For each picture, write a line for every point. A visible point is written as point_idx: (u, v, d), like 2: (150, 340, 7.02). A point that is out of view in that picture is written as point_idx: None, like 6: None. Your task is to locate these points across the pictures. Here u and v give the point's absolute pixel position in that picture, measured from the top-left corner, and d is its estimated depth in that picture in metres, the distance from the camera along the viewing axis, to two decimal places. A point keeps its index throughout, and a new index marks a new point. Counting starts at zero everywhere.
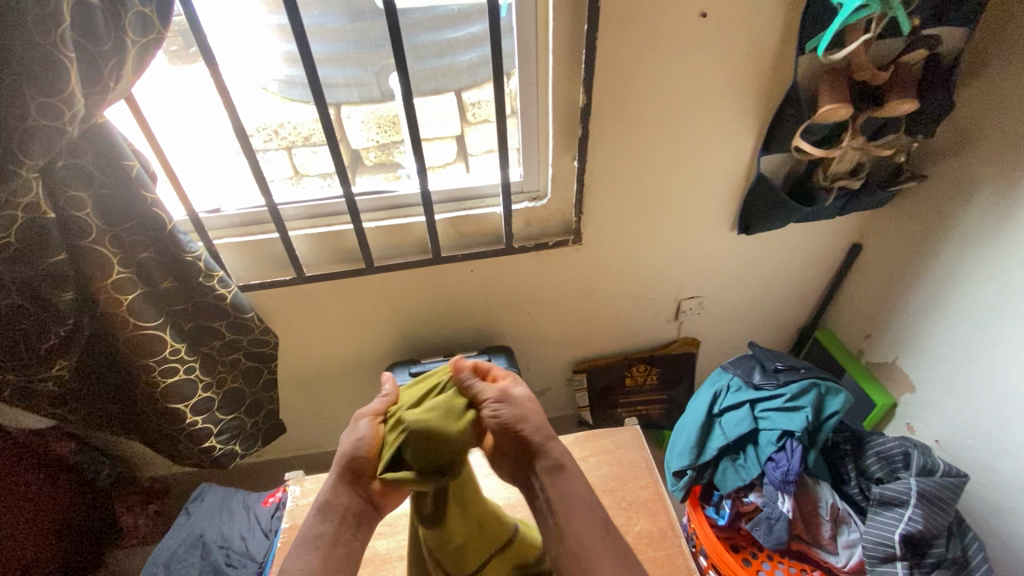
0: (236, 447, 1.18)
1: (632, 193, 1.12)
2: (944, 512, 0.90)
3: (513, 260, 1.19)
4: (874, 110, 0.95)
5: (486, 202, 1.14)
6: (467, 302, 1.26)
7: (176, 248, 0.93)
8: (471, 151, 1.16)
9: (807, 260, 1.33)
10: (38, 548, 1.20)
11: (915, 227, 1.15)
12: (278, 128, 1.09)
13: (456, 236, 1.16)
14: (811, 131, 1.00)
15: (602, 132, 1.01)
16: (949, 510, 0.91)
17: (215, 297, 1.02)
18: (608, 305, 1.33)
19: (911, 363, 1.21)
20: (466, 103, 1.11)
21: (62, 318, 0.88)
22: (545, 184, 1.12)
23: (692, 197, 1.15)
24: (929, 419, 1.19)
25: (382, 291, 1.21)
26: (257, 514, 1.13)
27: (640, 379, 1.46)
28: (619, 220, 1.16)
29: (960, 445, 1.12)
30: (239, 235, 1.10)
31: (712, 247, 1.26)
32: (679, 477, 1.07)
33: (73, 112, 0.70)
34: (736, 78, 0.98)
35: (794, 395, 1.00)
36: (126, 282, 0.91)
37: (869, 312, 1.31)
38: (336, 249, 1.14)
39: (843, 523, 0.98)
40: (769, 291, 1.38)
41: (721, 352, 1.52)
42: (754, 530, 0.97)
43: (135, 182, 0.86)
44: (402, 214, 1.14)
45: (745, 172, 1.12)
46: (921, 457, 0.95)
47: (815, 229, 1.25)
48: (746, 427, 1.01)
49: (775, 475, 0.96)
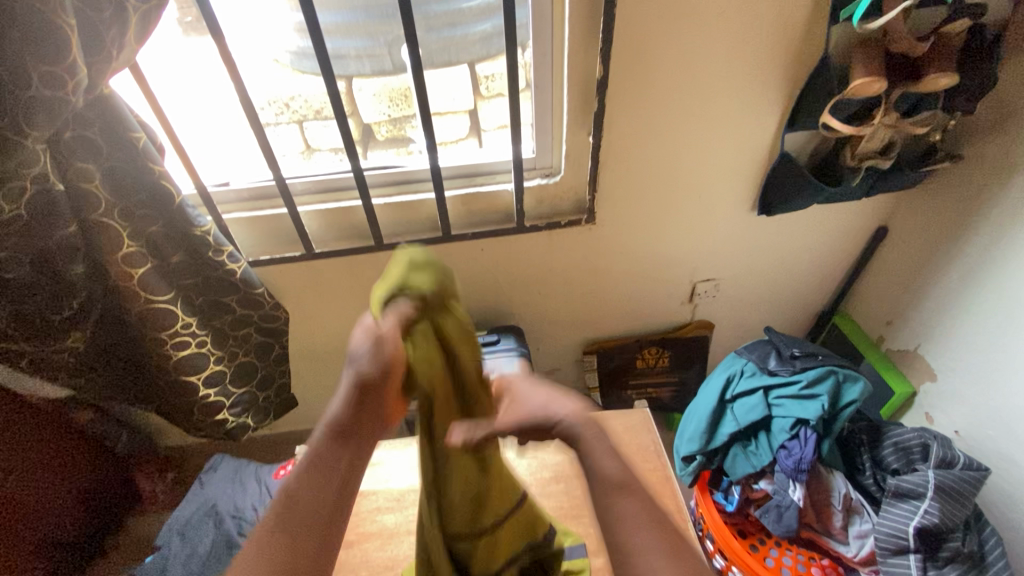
0: (248, 420, 1.20)
1: (648, 171, 1.08)
2: (962, 506, 0.88)
3: (525, 239, 1.17)
4: (909, 85, 0.90)
5: (498, 178, 1.11)
6: (477, 281, 1.25)
7: (186, 222, 0.93)
8: (484, 126, 1.13)
9: (830, 244, 1.28)
10: (62, 511, 1.26)
11: (947, 209, 1.10)
12: (289, 101, 1.07)
13: (466, 214, 1.14)
14: (841, 107, 0.94)
15: (619, 106, 0.97)
16: (968, 504, 0.88)
17: (226, 272, 1.01)
18: (621, 286, 1.31)
19: (934, 351, 1.18)
20: (479, 76, 1.08)
21: (74, 291, 0.89)
22: (558, 161, 1.09)
23: (710, 176, 1.11)
24: (949, 409, 1.15)
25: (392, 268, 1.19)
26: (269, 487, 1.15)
27: (652, 362, 1.44)
28: (633, 199, 1.12)
29: (981, 436, 1.09)
30: (248, 211, 1.09)
31: (730, 228, 1.22)
32: (687, 462, 1.06)
33: (76, 82, 0.69)
34: (763, 49, 0.93)
35: (810, 382, 0.97)
36: (136, 256, 0.91)
37: (893, 298, 1.27)
38: (346, 226, 1.13)
39: (856, 513, 0.96)
40: (789, 275, 1.34)
41: (736, 336, 1.49)
42: (763, 517, 0.96)
43: (143, 155, 0.85)
44: (413, 190, 1.11)
45: (768, 150, 1.07)
46: (940, 449, 0.93)
47: (839, 211, 1.21)
48: (759, 415, 0.98)
49: (788, 463, 0.94)
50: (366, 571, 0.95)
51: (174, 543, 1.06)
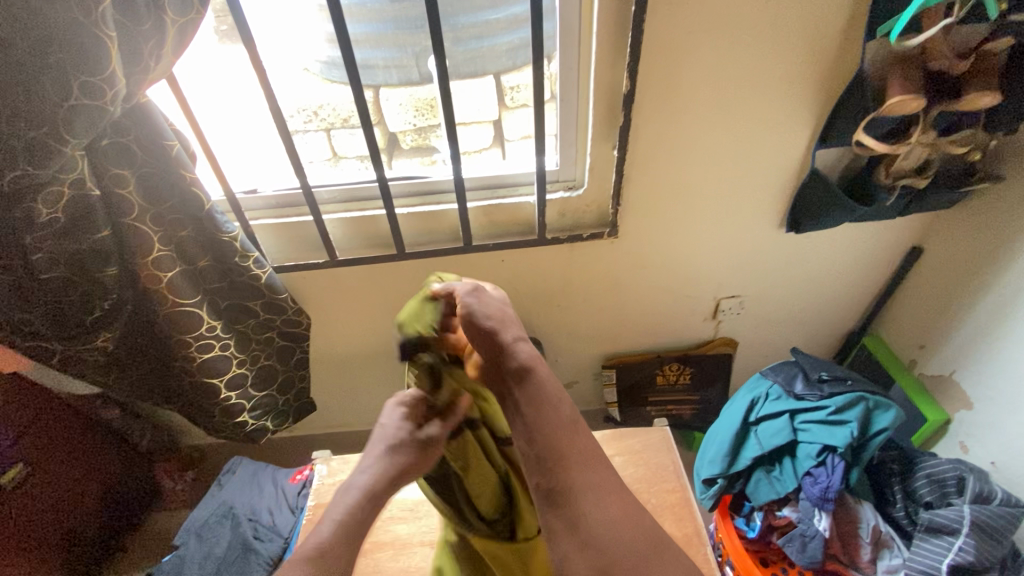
0: (268, 424, 1.22)
1: (672, 186, 1.07)
2: (998, 545, 0.84)
3: (546, 251, 1.16)
4: (949, 102, 0.87)
5: (521, 190, 1.11)
6: (497, 292, 1.25)
7: (214, 230, 0.95)
8: (509, 137, 1.13)
9: (860, 263, 1.24)
10: (86, 506, 1.29)
11: (987, 231, 1.06)
12: (318, 110, 1.09)
13: (487, 225, 1.14)
14: (875, 125, 0.92)
15: (645, 121, 0.97)
16: (1005, 542, 0.84)
17: (251, 277, 1.03)
18: (642, 300, 1.29)
19: (970, 378, 1.13)
20: (505, 87, 1.09)
21: (107, 293, 0.91)
22: (582, 174, 1.08)
23: (736, 192, 1.09)
24: (986, 439, 1.10)
25: (413, 277, 1.20)
26: (285, 490, 1.16)
27: (672, 378, 1.41)
28: (657, 213, 1.11)
29: (1020, 469, 1.03)
30: (275, 217, 1.10)
31: (756, 245, 1.19)
32: (709, 484, 1.03)
33: (114, 92, 0.71)
34: (795, 65, 0.91)
35: (839, 408, 0.93)
36: (165, 260, 0.93)
37: (926, 320, 1.22)
38: (369, 234, 1.14)
39: (885, 546, 0.92)
40: (816, 294, 1.31)
41: (760, 354, 1.45)
42: (786, 546, 0.92)
43: (176, 162, 0.87)
44: (435, 200, 1.12)
45: (798, 166, 1.05)
46: (976, 482, 0.88)
47: (870, 230, 1.17)
48: (785, 439, 0.95)
49: (813, 491, 0.90)
50: None
51: (191, 543, 1.07)
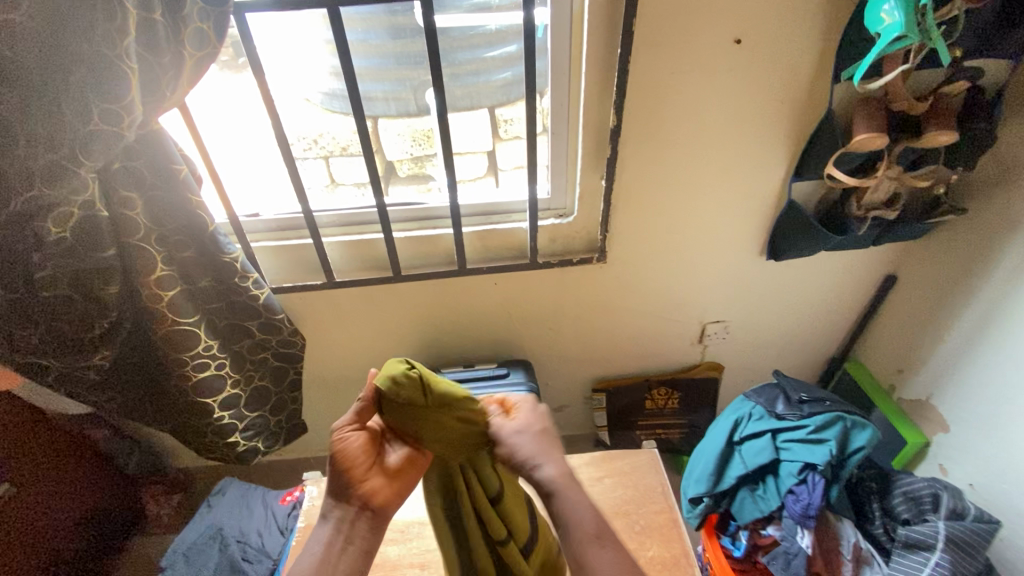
0: (259, 444, 1.23)
1: (656, 215, 1.12)
2: (973, 560, 0.85)
3: (537, 276, 1.20)
4: (912, 139, 0.93)
5: (513, 217, 1.16)
6: (490, 315, 1.28)
7: (216, 249, 0.98)
8: (502, 167, 1.19)
9: (838, 290, 1.30)
10: (69, 530, 1.27)
11: (955, 259, 1.12)
12: (317, 138, 1.14)
13: (481, 249, 1.18)
14: (844, 160, 0.98)
15: (631, 154, 1.02)
16: (978, 557, 0.86)
17: (249, 297, 1.06)
18: (630, 324, 1.33)
19: (945, 401, 1.17)
20: (499, 120, 1.14)
21: (106, 310, 0.92)
22: (572, 202, 1.13)
23: (718, 223, 1.15)
24: (963, 461, 1.13)
25: (407, 298, 1.23)
26: (275, 512, 1.16)
27: (660, 402, 1.45)
28: (643, 242, 1.16)
29: (996, 490, 1.06)
30: (275, 239, 1.14)
31: (738, 272, 1.24)
32: (695, 503, 1.00)
33: (131, 118, 0.75)
34: (769, 104, 0.98)
35: (819, 427, 0.91)
36: (168, 280, 0.95)
37: (902, 345, 1.28)
38: (366, 256, 1.18)
39: (866, 563, 0.90)
40: (798, 320, 1.35)
41: (746, 379, 1.49)
42: (771, 564, 0.92)
43: (183, 185, 0.91)
44: (432, 225, 1.16)
45: (775, 199, 1.11)
46: (951, 499, 0.90)
47: (845, 259, 1.23)
48: (768, 458, 0.93)
49: (796, 509, 0.89)
50: None
51: (178, 566, 1.06)
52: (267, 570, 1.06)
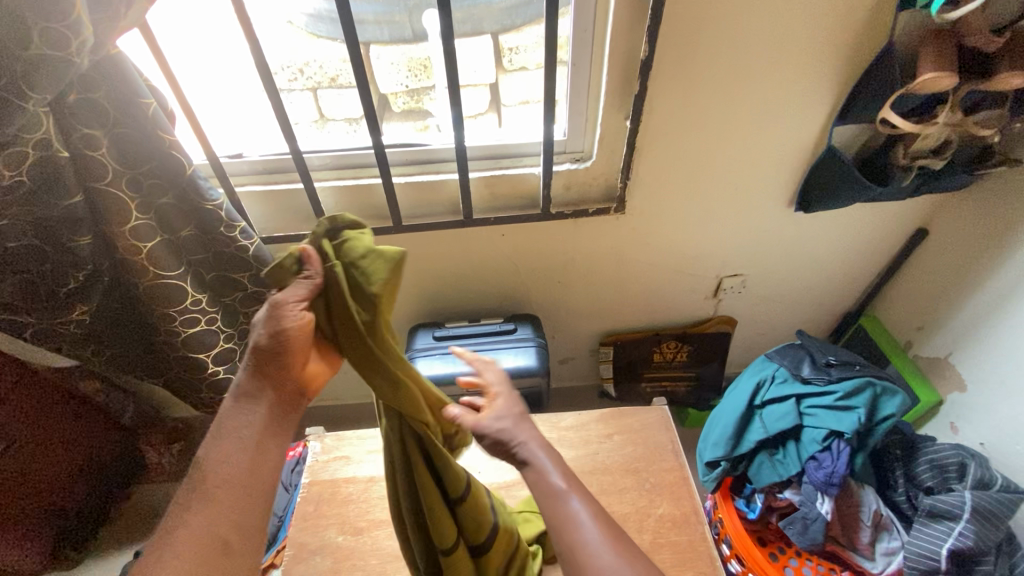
0: None
1: (682, 161, 1.02)
2: (996, 529, 0.82)
3: (549, 227, 1.12)
4: (980, 82, 0.83)
5: (525, 161, 1.05)
6: (496, 267, 1.20)
7: (197, 196, 0.87)
8: (505, 101, 1.09)
9: (865, 243, 1.23)
10: (69, 481, 1.25)
11: (998, 214, 1.04)
12: (303, 67, 1.03)
13: (489, 197, 1.08)
14: (900, 103, 0.88)
15: (660, 91, 0.91)
16: (1002, 526, 0.82)
17: (238, 250, 0.95)
18: (644, 277, 1.26)
19: (966, 361, 1.13)
20: (503, 48, 1.07)
21: (80, 264, 0.84)
22: (590, 146, 1.02)
23: (748, 170, 1.05)
24: (976, 421, 1.12)
25: (408, 249, 1.14)
26: (277, 467, 1.14)
27: (668, 356, 1.41)
28: (664, 191, 1.07)
29: (1009, 451, 1.05)
30: (262, 184, 1.03)
31: (763, 223, 1.16)
32: (710, 467, 0.98)
33: (81, 41, 0.63)
34: (821, 34, 0.86)
35: (847, 393, 0.88)
36: (143, 229, 0.86)
37: (926, 301, 1.23)
38: (363, 204, 1.07)
39: (885, 529, 0.90)
40: (819, 273, 1.29)
41: (758, 333, 1.44)
42: (787, 529, 0.88)
43: (153, 123, 0.79)
44: (434, 169, 1.05)
45: (812, 145, 1.02)
46: (978, 469, 0.87)
47: (876, 211, 1.16)
48: (790, 423, 0.90)
49: (817, 476, 0.86)
50: (376, 559, 0.96)
51: None
52: (273, 524, 1.05)
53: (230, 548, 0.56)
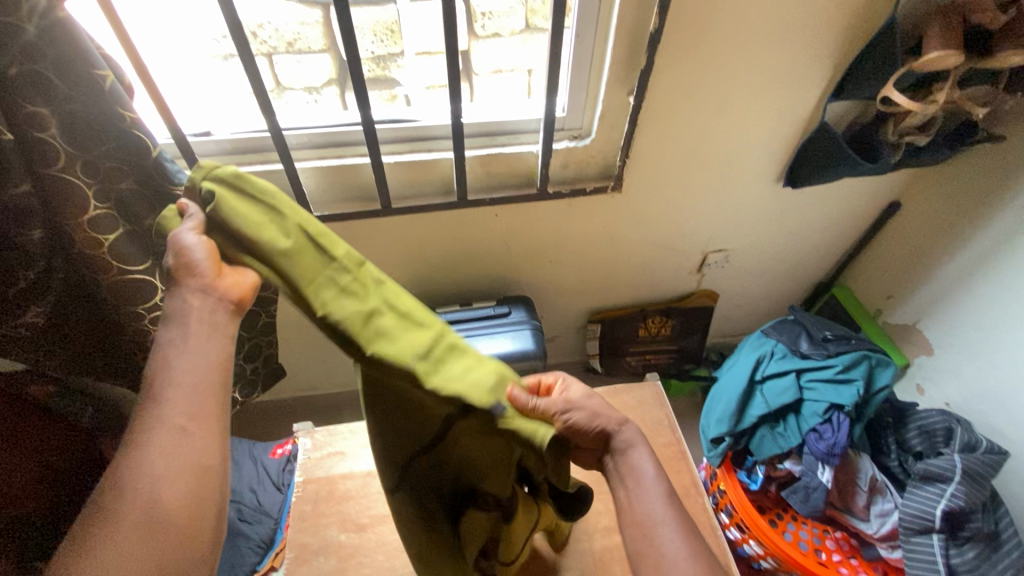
0: (236, 394, 1.13)
1: (682, 138, 1.01)
2: (981, 488, 0.88)
3: (544, 207, 1.08)
4: (979, 60, 0.84)
5: (522, 138, 1.00)
6: (488, 248, 1.16)
7: (163, 179, 0.80)
8: (477, 71, 1.05)
9: (843, 216, 1.27)
10: None
11: (970, 188, 1.09)
12: (258, 30, 0.94)
13: (483, 176, 1.03)
14: (902, 80, 0.89)
15: (666, 66, 0.88)
16: (986, 484, 0.88)
17: None
18: (634, 254, 1.25)
19: (933, 327, 1.21)
20: (476, 13, 0.99)
21: (31, 261, 0.73)
22: (590, 122, 0.98)
23: (744, 146, 1.05)
24: (941, 381, 1.20)
25: (397, 232, 1.08)
26: (266, 466, 1.08)
27: (654, 331, 1.43)
28: (661, 168, 1.06)
29: (972, 409, 1.14)
30: (235, 164, 0.92)
31: (752, 199, 1.17)
32: (715, 443, 1.00)
33: (29, 7, 0.62)
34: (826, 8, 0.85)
35: (846, 367, 0.92)
36: (104, 220, 0.76)
37: (896, 271, 1.29)
38: (347, 185, 1.00)
39: (879, 493, 0.95)
40: (799, 246, 1.33)
41: (738, 305, 1.48)
42: (789, 497, 0.93)
43: (112, 98, 0.71)
44: (426, 148, 0.98)
45: (805, 121, 1.02)
46: (963, 432, 0.93)
47: (856, 185, 1.19)
48: (791, 397, 0.93)
49: (819, 447, 0.90)
50: (383, 554, 0.93)
51: None
52: (269, 530, 1.01)
53: (194, 436, 0.52)
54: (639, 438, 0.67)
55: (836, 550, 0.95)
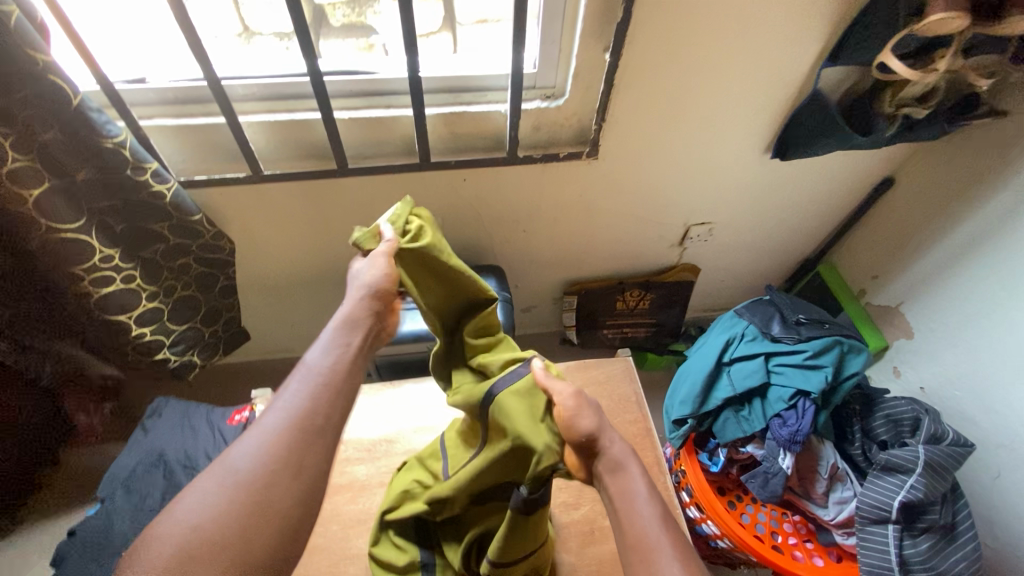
0: (194, 358, 1.09)
1: (662, 102, 0.93)
2: (942, 480, 0.87)
3: (514, 172, 1.02)
4: (989, 25, 0.76)
5: (489, 96, 0.92)
6: (457, 214, 1.10)
7: (91, 132, 0.75)
8: (461, 19, 0.90)
9: (834, 192, 1.21)
10: None
11: (967, 166, 1.03)
12: None
13: (448, 137, 0.96)
14: (902, 44, 0.82)
15: (646, 20, 0.80)
16: (947, 477, 0.87)
17: (151, 195, 0.86)
18: (611, 224, 1.20)
19: (916, 310, 1.17)
20: None
21: None
22: (564, 80, 0.91)
23: (730, 113, 0.98)
24: (918, 365, 1.18)
25: (357, 195, 1.02)
26: (221, 434, 1.03)
27: (632, 304, 1.39)
28: (641, 134, 0.99)
29: (947, 394, 1.11)
30: (173, 117, 0.86)
31: (738, 170, 1.11)
32: (678, 425, 0.98)
33: None
34: None
35: (817, 352, 0.89)
36: (25, 172, 0.74)
37: (883, 251, 1.24)
38: (299, 142, 0.93)
39: (839, 481, 0.94)
40: (785, 221, 1.27)
41: (720, 280, 1.44)
42: (748, 482, 0.90)
43: (17, 38, 0.65)
44: (383, 103, 0.91)
45: (797, 87, 0.95)
46: (931, 424, 0.91)
47: (849, 159, 1.13)
48: (757, 381, 0.91)
49: (782, 433, 0.88)
50: (336, 524, 0.92)
51: (118, 496, 0.94)
52: None
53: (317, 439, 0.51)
54: (632, 457, 0.57)
55: (792, 534, 0.95)
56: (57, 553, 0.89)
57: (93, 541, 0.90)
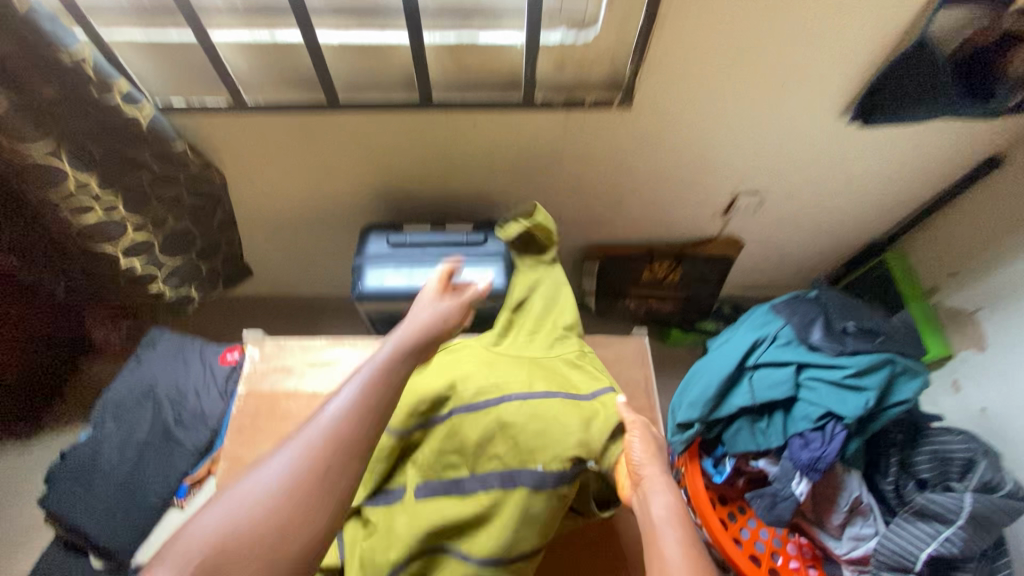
0: (192, 292, 1.03)
1: (716, 41, 0.76)
2: (986, 537, 0.76)
3: (531, 118, 0.88)
4: None
5: (505, 24, 0.77)
6: (468, 163, 0.97)
7: (44, 42, 0.67)
8: None
9: (921, 167, 1.00)
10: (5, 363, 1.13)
11: None
12: None
13: (456, 71, 0.82)
14: None
15: None
16: (993, 533, 0.76)
17: (127, 121, 0.80)
18: (645, 185, 1.03)
19: (996, 318, 0.99)
20: None
21: None
22: (596, 8, 0.74)
23: (802, 61, 0.79)
24: (984, 383, 1.01)
25: (355, 133, 0.90)
26: (214, 373, 1.02)
27: (660, 276, 1.25)
28: (686, 80, 0.82)
29: (1009, 419, 0.95)
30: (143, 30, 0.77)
31: (804, 132, 0.92)
32: (681, 428, 0.88)
33: None
34: None
35: (860, 370, 0.78)
36: None
37: (970, 244, 1.04)
38: (285, 67, 0.82)
39: (861, 515, 0.83)
40: (855, 198, 1.08)
41: (767, 257, 1.26)
42: (753, 502, 0.83)
43: None
44: (376, 25, 0.77)
45: (893, 32, 0.75)
46: (987, 471, 0.79)
47: (947, 129, 0.92)
48: (782, 394, 0.80)
49: (801, 456, 0.78)
50: None
51: (107, 425, 0.95)
52: (205, 438, 0.97)
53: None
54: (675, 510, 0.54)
55: (794, 557, 0.88)
56: (49, 473, 0.91)
57: (80, 464, 0.91)
